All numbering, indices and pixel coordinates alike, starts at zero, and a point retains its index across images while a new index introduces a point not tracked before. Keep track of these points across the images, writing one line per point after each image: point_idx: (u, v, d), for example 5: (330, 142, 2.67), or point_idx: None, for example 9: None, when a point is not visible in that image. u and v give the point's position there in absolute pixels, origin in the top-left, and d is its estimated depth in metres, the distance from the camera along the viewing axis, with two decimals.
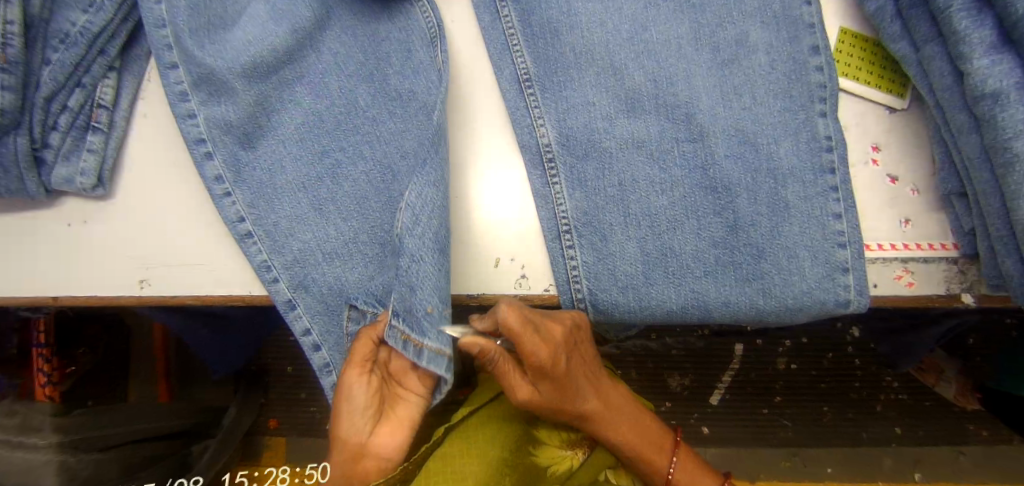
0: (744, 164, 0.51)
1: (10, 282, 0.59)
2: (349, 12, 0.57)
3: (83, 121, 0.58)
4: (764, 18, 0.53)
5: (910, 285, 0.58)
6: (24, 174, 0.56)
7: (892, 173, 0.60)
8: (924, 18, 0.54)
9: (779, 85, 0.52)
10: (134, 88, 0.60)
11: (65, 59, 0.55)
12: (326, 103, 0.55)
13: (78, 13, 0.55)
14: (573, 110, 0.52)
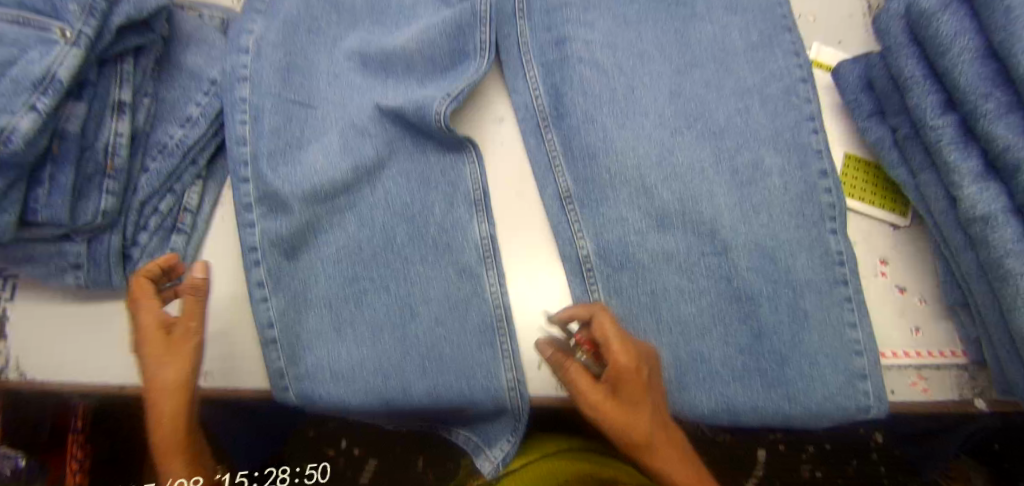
0: (765, 275, 0.56)
1: (80, 364, 0.69)
2: (406, 145, 0.63)
3: (170, 223, 0.73)
4: (777, 144, 0.59)
5: (925, 391, 0.62)
6: (111, 268, 0.70)
7: (900, 285, 0.64)
8: (918, 149, 0.60)
9: (793, 205, 0.58)
10: (214, 193, 0.76)
11: (162, 166, 0.72)
12: (369, 233, 0.60)
13: (177, 129, 0.74)
14: (609, 225, 0.59)
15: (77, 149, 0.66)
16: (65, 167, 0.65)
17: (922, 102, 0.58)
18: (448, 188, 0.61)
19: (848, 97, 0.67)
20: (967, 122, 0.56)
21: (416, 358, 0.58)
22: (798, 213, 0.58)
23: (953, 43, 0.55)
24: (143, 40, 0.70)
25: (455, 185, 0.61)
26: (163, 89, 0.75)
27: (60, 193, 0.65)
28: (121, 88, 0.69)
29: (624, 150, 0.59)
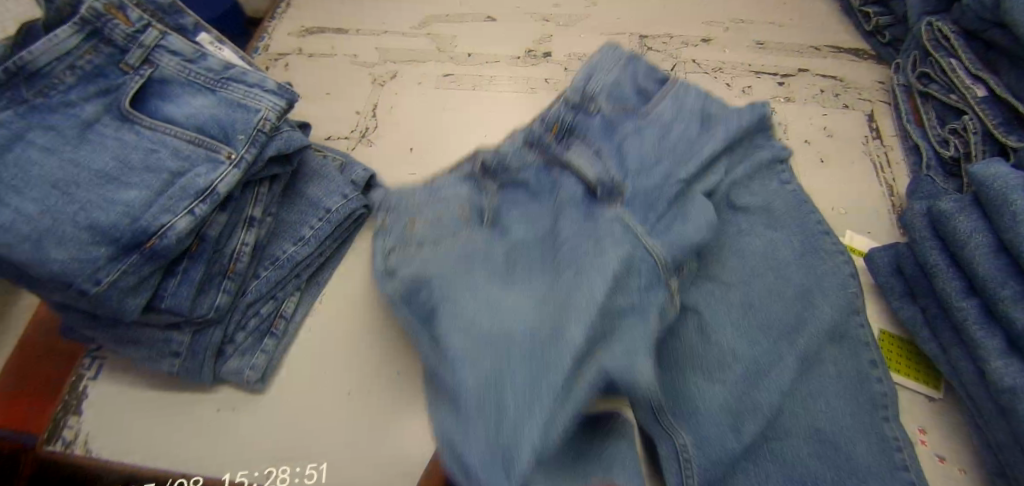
0: (827, 463, 0.67)
1: (164, 446, 0.76)
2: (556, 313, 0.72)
3: (265, 327, 0.81)
4: (834, 329, 0.74)
5: None
6: (206, 361, 0.76)
7: (940, 453, 0.69)
8: (947, 327, 0.68)
9: (846, 391, 0.71)
10: (308, 307, 0.85)
11: (270, 275, 0.81)
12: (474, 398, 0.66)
13: (289, 244, 0.84)
14: (698, 420, 0.70)
15: (210, 250, 0.76)
16: (197, 263, 0.75)
17: (947, 285, 0.66)
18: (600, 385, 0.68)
19: (880, 278, 0.76)
20: (989, 306, 0.63)
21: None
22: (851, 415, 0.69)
23: (971, 238, 0.64)
24: (281, 169, 0.84)
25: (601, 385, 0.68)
26: (284, 211, 0.86)
27: (186, 285, 0.74)
28: (253, 206, 0.82)
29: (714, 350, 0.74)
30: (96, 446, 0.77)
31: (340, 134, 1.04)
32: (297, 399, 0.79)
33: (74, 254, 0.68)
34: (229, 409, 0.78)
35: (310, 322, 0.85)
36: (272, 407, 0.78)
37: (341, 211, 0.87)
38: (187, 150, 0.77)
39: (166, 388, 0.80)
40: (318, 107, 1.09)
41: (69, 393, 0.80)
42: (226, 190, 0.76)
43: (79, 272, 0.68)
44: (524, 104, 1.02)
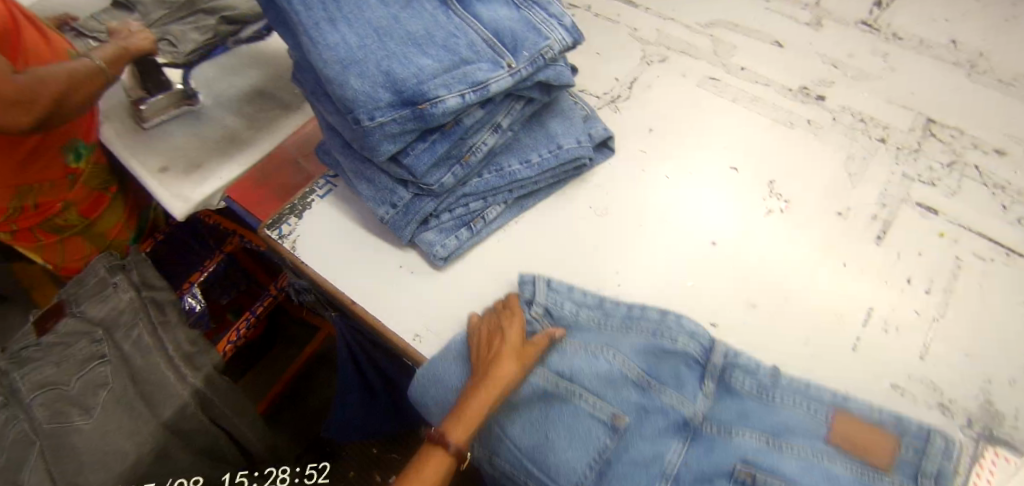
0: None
1: (343, 271, 0.87)
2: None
3: (466, 220, 0.87)
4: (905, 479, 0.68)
5: None
6: (412, 221, 0.85)
7: None
8: None
9: None
10: (505, 220, 0.90)
11: (491, 180, 0.87)
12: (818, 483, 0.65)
13: (516, 163, 0.89)
14: None
15: (459, 135, 0.81)
16: (445, 140, 0.81)
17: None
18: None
19: None
20: None
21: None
22: None
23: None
24: (540, 96, 0.88)
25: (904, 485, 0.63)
26: (525, 134, 0.91)
27: (428, 155, 0.80)
28: (504, 116, 0.86)
29: None
30: (301, 249, 0.89)
31: (593, 90, 1.07)
32: (457, 291, 0.85)
33: (366, 88, 0.75)
34: (408, 270, 0.87)
35: (500, 234, 0.90)
36: (437, 287, 0.85)
37: (571, 153, 0.90)
38: (480, 46, 0.81)
39: (367, 231, 0.90)
40: (586, 62, 1.11)
41: (298, 200, 0.94)
42: (496, 91, 0.80)
43: (364, 104, 0.75)
44: (775, 137, 0.99)
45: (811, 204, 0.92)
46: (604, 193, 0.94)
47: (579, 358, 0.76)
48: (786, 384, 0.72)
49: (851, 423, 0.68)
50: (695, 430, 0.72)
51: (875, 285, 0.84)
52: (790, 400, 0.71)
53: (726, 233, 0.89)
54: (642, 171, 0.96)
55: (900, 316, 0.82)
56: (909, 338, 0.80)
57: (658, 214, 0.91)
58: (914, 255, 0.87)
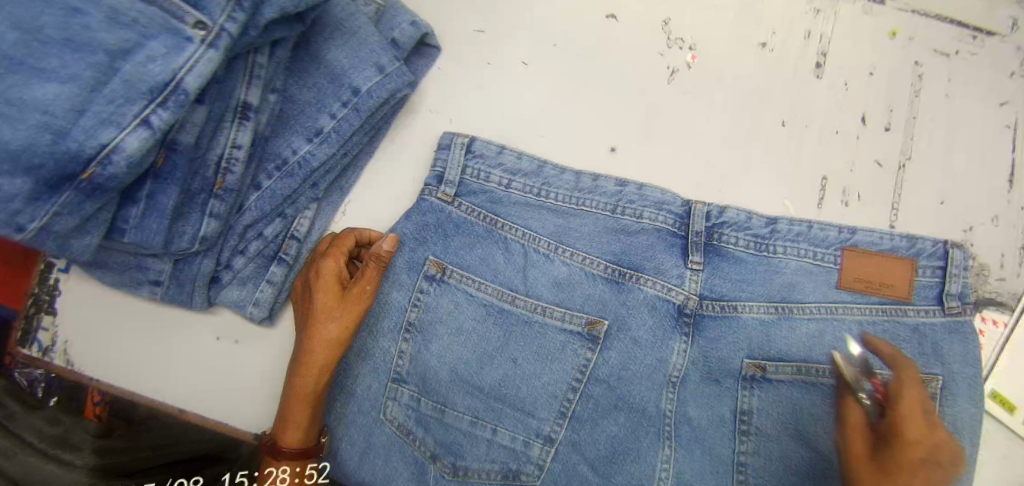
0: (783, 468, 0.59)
1: (143, 377, 0.65)
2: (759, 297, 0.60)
3: (272, 250, 0.61)
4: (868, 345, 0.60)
5: None
6: (195, 289, 0.59)
7: None
8: None
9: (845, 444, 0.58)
10: (328, 218, 0.64)
11: (276, 187, 0.58)
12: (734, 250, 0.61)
13: (302, 141, 0.59)
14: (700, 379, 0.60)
15: (187, 165, 0.52)
16: (169, 185, 0.51)
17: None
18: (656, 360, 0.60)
19: None
20: None
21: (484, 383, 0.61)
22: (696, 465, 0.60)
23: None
24: (286, 33, 0.55)
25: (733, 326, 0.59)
26: (294, 86, 0.60)
27: (156, 215, 0.51)
28: (246, 88, 0.55)
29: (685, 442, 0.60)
30: (81, 360, 0.65)
31: None
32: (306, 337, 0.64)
33: None
34: (230, 339, 0.64)
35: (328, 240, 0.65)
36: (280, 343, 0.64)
37: (374, 96, 0.60)
38: (132, 14, 0.46)
39: (150, 303, 0.65)
40: None
41: (39, 287, 0.66)
42: (201, 86, 0.48)
43: None
44: None
45: (724, 46, 0.65)
46: (448, 121, 0.67)
47: (530, 225, 0.61)
48: (786, 229, 0.61)
49: (860, 259, 0.61)
50: (694, 318, 0.60)
51: (826, 145, 0.64)
52: (793, 251, 0.61)
53: (623, 130, 0.65)
54: (485, 68, 0.67)
55: (858, 178, 0.64)
56: (872, 207, 0.63)
57: (528, 130, 0.66)
58: (864, 79, 0.64)
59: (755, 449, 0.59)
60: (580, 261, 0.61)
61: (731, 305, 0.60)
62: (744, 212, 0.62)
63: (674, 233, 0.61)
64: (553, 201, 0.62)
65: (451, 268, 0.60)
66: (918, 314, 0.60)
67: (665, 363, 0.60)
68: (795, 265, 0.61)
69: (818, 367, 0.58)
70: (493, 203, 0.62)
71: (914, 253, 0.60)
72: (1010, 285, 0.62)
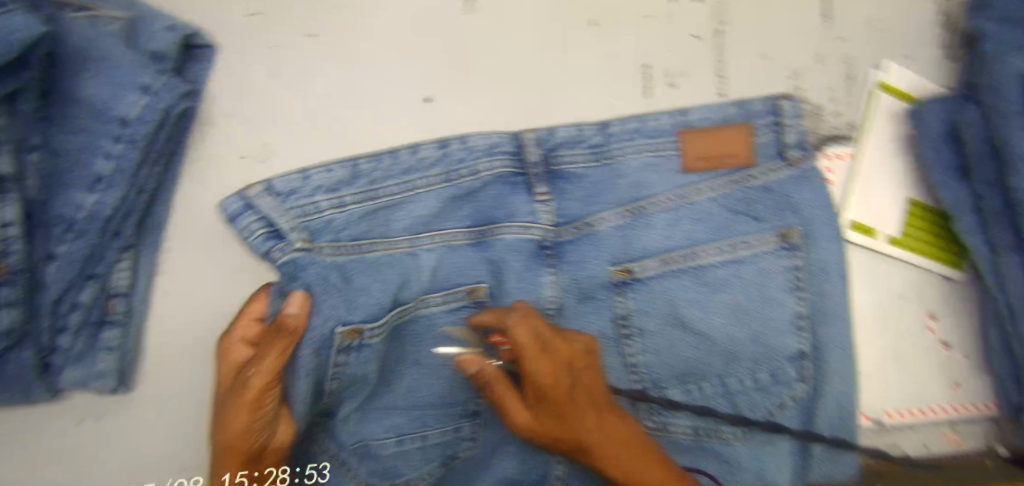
0: (674, 364, 0.59)
1: None
2: (613, 205, 0.59)
3: (97, 315, 0.53)
4: (725, 217, 0.60)
5: (954, 442, 0.64)
6: (30, 384, 0.50)
7: (946, 340, 0.63)
8: (1005, 227, 0.55)
9: (730, 323, 0.59)
10: (152, 265, 0.56)
11: (76, 249, 0.50)
12: (577, 168, 0.59)
13: (86, 192, 0.51)
14: (579, 307, 0.59)
15: None
16: None
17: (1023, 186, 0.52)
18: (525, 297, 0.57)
19: (925, 144, 0.60)
20: None
21: (396, 392, 0.56)
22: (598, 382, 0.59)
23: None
24: (19, 79, 0.45)
25: (595, 240, 0.58)
26: (53, 130, 0.50)
27: None
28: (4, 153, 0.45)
29: None
30: None
31: None
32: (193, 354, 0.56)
33: None
34: (76, 424, 0.54)
35: (160, 282, 0.57)
36: (156, 399, 0.55)
37: (146, 120, 0.52)
38: None
39: None
40: None
41: None
42: None
43: None
44: None
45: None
46: (246, 120, 0.59)
47: (385, 230, 0.54)
48: (620, 131, 0.59)
49: (699, 137, 0.60)
50: (555, 247, 0.58)
51: (639, 32, 0.62)
52: (633, 149, 0.59)
53: (435, 76, 0.60)
54: (269, 53, 0.60)
55: (676, 57, 0.63)
56: (700, 80, 0.62)
57: (332, 106, 0.60)
58: None
59: (641, 349, 0.59)
60: (440, 240, 0.56)
61: (586, 223, 0.58)
62: (573, 127, 0.59)
63: (513, 173, 0.58)
64: (401, 197, 0.55)
65: (369, 328, 0.53)
66: (764, 174, 0.60)
67: (540, 303, 0.57)
68: (634, 163, 0.59)
69: (679, 253, 0.59)
70: (343, 232, 0.53)
71: (746, 117, 0.60)
72: (846, 116, 0.63)
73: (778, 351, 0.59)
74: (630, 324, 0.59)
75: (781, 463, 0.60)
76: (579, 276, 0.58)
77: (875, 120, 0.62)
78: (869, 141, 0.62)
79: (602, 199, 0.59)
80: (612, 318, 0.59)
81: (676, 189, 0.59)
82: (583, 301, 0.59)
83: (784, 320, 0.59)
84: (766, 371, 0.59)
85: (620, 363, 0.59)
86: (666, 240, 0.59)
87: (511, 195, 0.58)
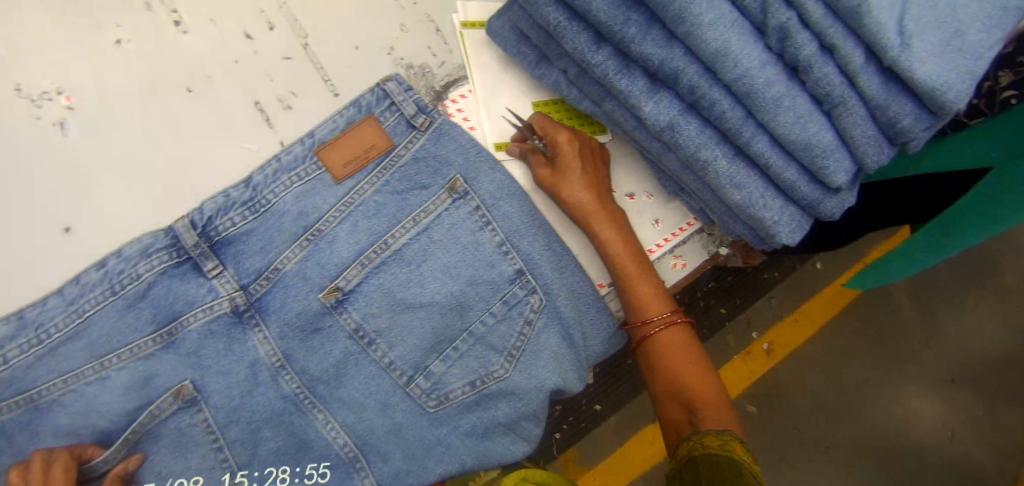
0: (422, 342, 0.63)
1: None
2: (288, 241, 0.61)
3: None
4: (394, 197, 0.64)
5: (684, 265, 0.74)
6: None
7: (628, 191, 0.73)
8: (592, 83, 0.65)
9: (450, 282, 0.64)
10: None
11: None
12: (238, 225, 0.60)
13: None
14: (310, 345, 0.60)
15: None
16: None
17: (577, 43, 0.62)
18: (249, 368, 0.58)
19: (513, 50, 0.68)
20: (619, 50, 0.62)
21: None
22: (364, 394, 0.61)
23: (729, 37, 0.56)
24: None
25: (291, 282, 0.60)
26: None
27: None
28: None
29: (339, 394, 0.61)
30: None
31: None
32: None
33: None
34: None
35: None
36: None
37: None
38: None
39: None
40: None
41: None
42: None
43: None
44: None
45: (88, 75, 0.63)
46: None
47: (56, 373, 0.53)
48: (264, 178, 0.61)
49: (337, 147, 0.63)
50: (252, 306, 0.59)
51: (235, 80, 0.66)
52: (282, 186, 0.61)
53: (66, 203, 0.62)
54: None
55: (282, 81, 0.67)
56: (313, 95, 0.68)
57: None
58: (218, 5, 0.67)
59: (388, 346, 0.62)
60: (130, 354, 0.55)
61: (272, 270, 0.60)
62: (218, 196, 0.59)
63: (176, 262, 0.58)
64: (60, 336, 0.54)
65: (343, 282, 0.61)
66: (407, 148, 0.65)
67: (257, 365, 0.59)
68: (288, 198, 0.62)
69: (372, 249, 0.63)
70: (5, 388, 0.52)
71: (366, 111, 0.65)
72: (452, 62, 0.72)
73: (498, 280, 0.64)
74: (369, 335, 0.62)
75: (559, 370, 0.65)
76: (288, 316, 0.59)
77: (473, 53, 0.70)
78: (478, 72, 0.70)
79: (275, 239, 0.60)
80: (345, 340, 0.61)
81: (338, 198, 0.63)
82: (305, 340, 0.60)
83: (490, 253, 0.65)
84: (499, 302, 0.64)
85: (374, 369, 0.62)
86: (355, 245, 0.62)
87: (185, 288, 0.58)
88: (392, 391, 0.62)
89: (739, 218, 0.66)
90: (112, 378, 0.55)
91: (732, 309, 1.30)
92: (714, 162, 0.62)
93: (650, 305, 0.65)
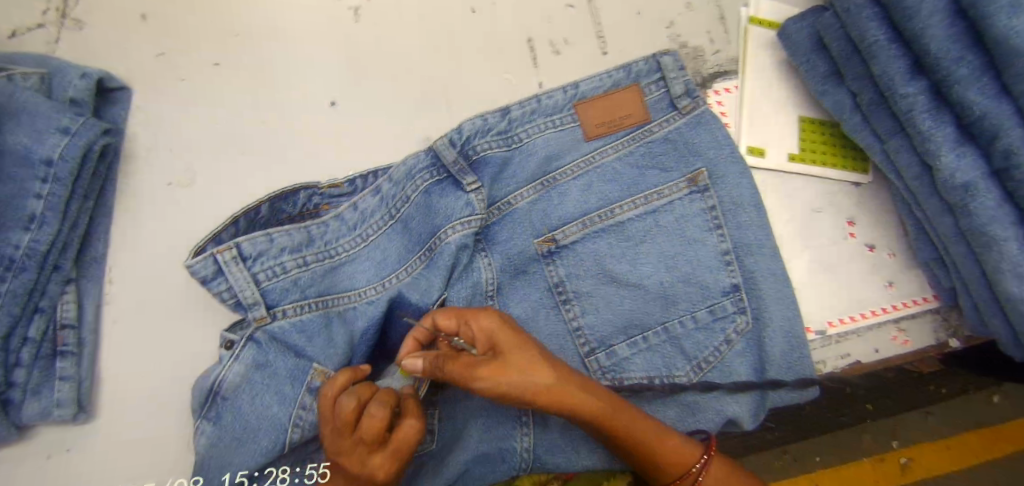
0: (618, 320, 0.61)
1: None
2: (525, 176, 0.62)
3: (49, 348, 0.58)
4: (635, 168, 0.63)
5: (905, 342, 0.66)
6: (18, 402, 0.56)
7: (869, 242, 0.66)
8: (883, 114, 0.59)
9: (669, 275, 0.61)
10: (96, 299, 0.61)
11: (16, 286, 0.54)
12: (490, 151, 0.61)
13: (21, 232, 0.54)
14: (518, 278, 0.62)
15: None
16: None
17: (889, 68, 0.56)
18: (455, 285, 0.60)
19: (799, 59, 0.64)
20: (936, 87, 0.55)
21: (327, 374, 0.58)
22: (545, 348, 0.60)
23: None
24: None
25: (519, 217, 0.62)
26: None
27: None
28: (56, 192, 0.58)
29: None
30: None
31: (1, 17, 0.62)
32: (159, 275, 0.63)
33: None
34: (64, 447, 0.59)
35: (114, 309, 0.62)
36: (124, 396, 0.61)
37: (70, 158, 0.55)
38: None
39: None
40: None
41: None
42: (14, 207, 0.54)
43: None
44: None
45: None
46: (169, 152, 0.64)
47: (345, 287, 0.58)
48: (520, 114, 0.62)
49: (596, 105, 0.63)
50: (482, 234, 0.62)
51: (516, 15, 0.69)
52: (535, 128, 0.62)
53: (335, 79, 0.67)
54: (180, 85, 0.65)
55: (558, 27, 0.69)
56: (581, 46, 0.68)
57: (242, 121, 0.65)
58: None
59: (581, 311, 0.61)
60: (404, 275, 0.59)
61: (503, 203, 0.62)
62: (476, 118, 0.61)
63: (437, 180, 0.60)
64: (350, 253, 0.58)
65: (560, 234, 0.61)
66: (662, 126, 0.63)
67: (471, 282, 0.61)
68: (540, 141, 0.62)
69: (598, 213, 0.62)
70: (309, 288, 0.56)
71: (635, 78, 0.63)
72: (726, 53, 0.69)
73: (711, 287, 0.61)
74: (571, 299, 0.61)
75: (738, 400, 0.62)
76: (505, 245, 0.61)
77: (753, 52, 0.67)
78: (753, 70, 0.67)
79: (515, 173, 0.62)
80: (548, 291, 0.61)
81: (580, 155, 0.63)
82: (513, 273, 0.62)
83: (711, 257, 0.61)
84: (704, 309, 0.61)
85: (563, 328, 0.61)
86: (583, 204, 0.62)
87: (439, 200, 0.60)
88: (571, 355, 0.61)
89: (1001, 312, 0.58)
90: (372, 285, 0.58)
91: (879, 410, 1.17)
92: (1000, 241, 0.53)
93: (682, 456, 0.55)
